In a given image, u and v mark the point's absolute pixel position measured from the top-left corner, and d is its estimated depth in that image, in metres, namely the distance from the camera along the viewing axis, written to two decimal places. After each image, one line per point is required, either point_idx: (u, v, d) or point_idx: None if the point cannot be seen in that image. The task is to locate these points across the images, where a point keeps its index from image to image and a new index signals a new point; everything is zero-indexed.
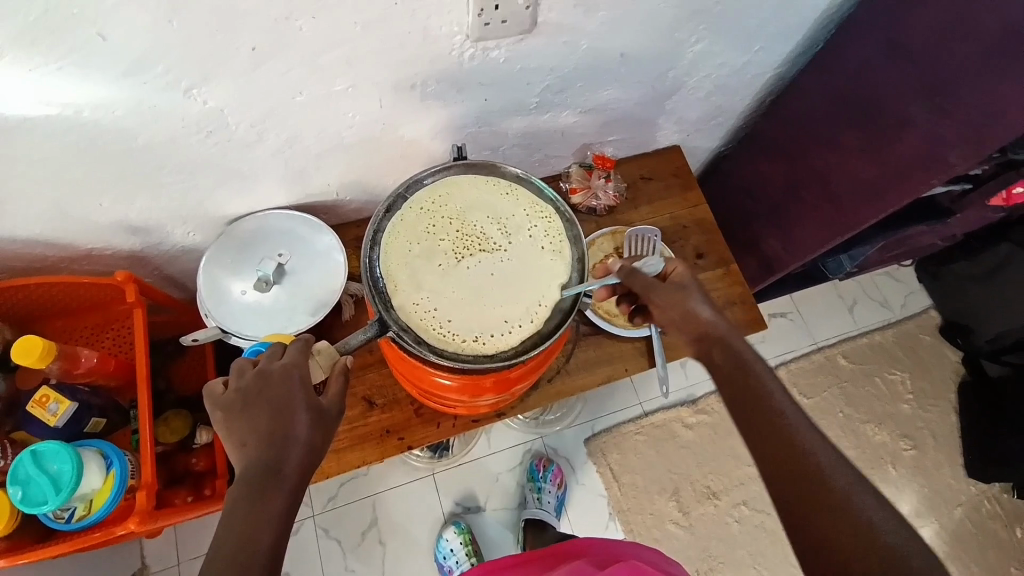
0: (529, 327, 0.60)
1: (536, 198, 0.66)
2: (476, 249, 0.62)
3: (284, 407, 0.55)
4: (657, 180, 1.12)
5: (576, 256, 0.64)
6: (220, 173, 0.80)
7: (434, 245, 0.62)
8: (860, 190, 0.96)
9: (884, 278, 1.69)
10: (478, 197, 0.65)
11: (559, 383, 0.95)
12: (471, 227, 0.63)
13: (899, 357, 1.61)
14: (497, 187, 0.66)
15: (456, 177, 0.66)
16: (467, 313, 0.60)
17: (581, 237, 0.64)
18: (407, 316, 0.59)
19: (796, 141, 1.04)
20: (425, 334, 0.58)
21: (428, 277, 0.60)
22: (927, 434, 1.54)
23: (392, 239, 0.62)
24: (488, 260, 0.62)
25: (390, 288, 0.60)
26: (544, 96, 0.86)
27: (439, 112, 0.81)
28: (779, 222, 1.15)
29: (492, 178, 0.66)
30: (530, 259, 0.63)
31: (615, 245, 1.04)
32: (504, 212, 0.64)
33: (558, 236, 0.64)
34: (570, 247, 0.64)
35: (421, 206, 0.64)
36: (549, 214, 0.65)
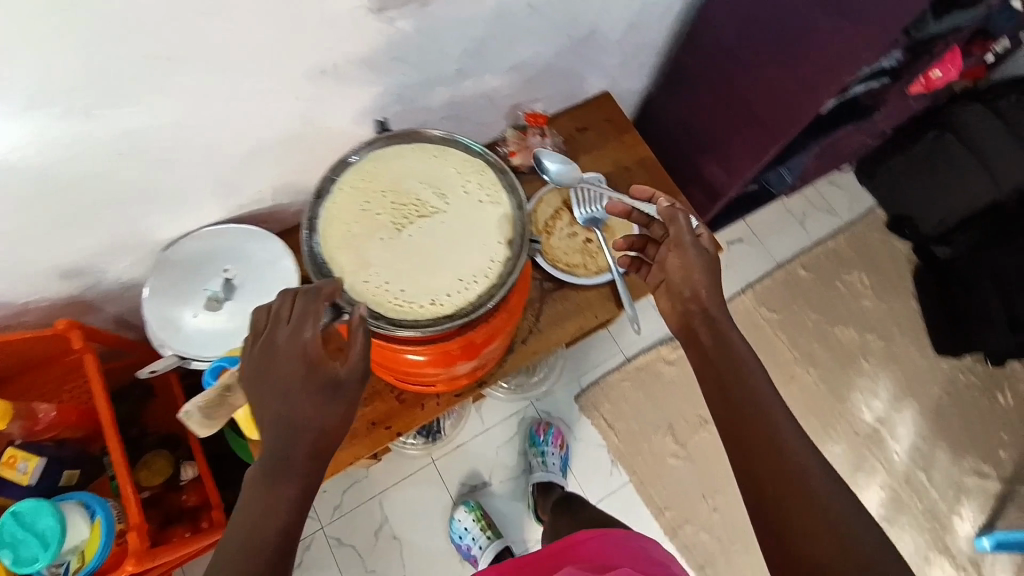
0: (483, 279, 0.60)
1: (464, 154, 0.65)
2: (414, 215, 0.62)
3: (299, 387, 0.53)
4: (592, 128, 1.12)
5: (515, 202, 0.64)
6: (144, 198, 0.77)
7: (373, 219, 0.61)
8: (781, 104, 0.99)
9: (828, 186, 1.75)
10: (405, 164, 0.64)
11: (534, 342, 0.96)
12: (406, 195, 0.62)
13: (853, 258, 1.67)
14: (425, 152, 0.65)
15: (382, 150, 0.65)
16: (419, 280, 0.59)
17: (515, 183, 0.64)
18: (359, 296, 0.58)
19: (716, 69, 1.06)
20: (381, 308, 0.58)
21: (374, 252, 0.60)
22: (892, 323, 1.61)
23: (328, 222, 0.60)
24: (430, 224, 0.62)
25: (337, 271, 0.59)
26: (462, 61, 0.84)
27: (357, 97, 0.79)
28: (715, 150, 1.17)
29: (418, 143, 0.65)
30: (470, 215, 0.62)
31: (562, 199, 1.04)
32: (436, 174, 0.64)
33: (493, 187, 0.64)
34: (507, 195, 0.64)
35: (352, 185, 0.62)
36: (481, 168, 0.65)
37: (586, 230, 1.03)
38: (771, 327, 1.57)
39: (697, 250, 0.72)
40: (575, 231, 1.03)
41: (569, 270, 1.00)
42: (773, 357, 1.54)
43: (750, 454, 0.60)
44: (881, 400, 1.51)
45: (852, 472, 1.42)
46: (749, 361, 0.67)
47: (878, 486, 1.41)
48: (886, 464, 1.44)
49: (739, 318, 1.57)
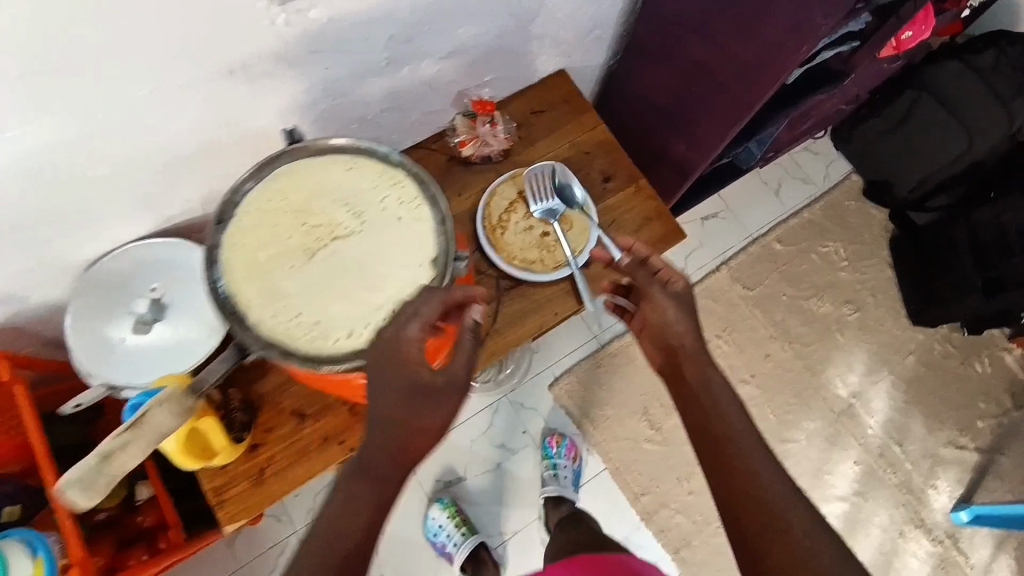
0: (406, 305, 0.56)
1: (382, 164, 0.60)
2: (327, 237, 0.57)
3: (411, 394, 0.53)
4: (548, 110, 1.06)
5: (437, 217, 0.59)
6: (53, 220, 0.71)
7: (281, 244, 0.56)
8: (743, 75, 0.93)
9: (803, 154, 1.69)
10: (314, 179, 0.59)
11: (492, 344, 0.93)
12: (317, 215, 0.57)
13: (829, 228, 1.64)
14: (338, 164, 0.60)
15: (290, 165, 0.59)
16: (333, 310, 0.55)
17: (439, 194, 0.59)
18: (268, 331, 0.54)
19: (673, 40, 1.00)
20: (293, 343, 0.54)
21: (283, 281, 0.55)
22: (868, 294, 1.59)
23: (230, 249, 0.56)
24: (344, 245, 0.57)
25: (242, 305, 0.54)
26: (393, 49, 0.77)
27: (278, 96, 0.73)
28: (679, 127, 1.11)
29: (330, 154, 0.60)
30: (389, 233, 0.58)
31: (517, 190, 0.98)
32: (350, 188, 0.59)
33: (415, 200, 0.59)
34: (430, 208, 0.59)
35: (257, 207, 0.57)
36: (401, 179, 0.60)
37: (542, 222, 0.97)
38: (746, 304, 1.55)
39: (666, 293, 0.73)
40: (531, 223, 0.97)
41: (525, 266, 0.95)
42: (749, 334, 1.52)
43: (732, 499, 0.61)
44: (855, 374, 1.50)
45: (826, 449, 1.43)
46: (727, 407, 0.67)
47: (853, 461, 1.42)
48: (861, 439, 1.44)
49: (714, 296, 1.54)
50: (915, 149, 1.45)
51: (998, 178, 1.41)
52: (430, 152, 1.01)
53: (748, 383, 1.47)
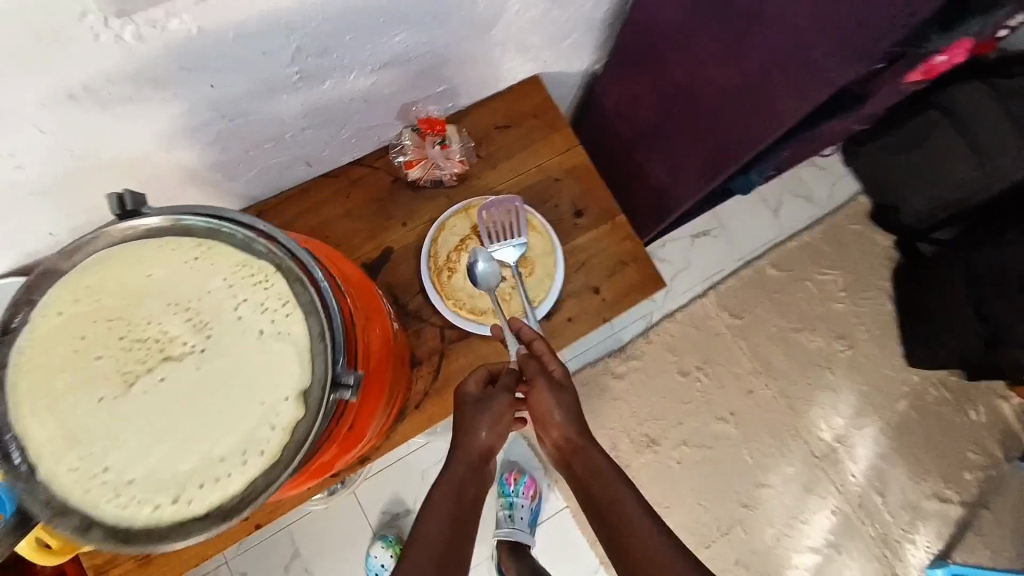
0: (258, 454, 0.43)
1: (243, 255, 0.48)
2: (155, 356, 0.44)
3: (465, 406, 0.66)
4: (516, 126, 0.90)
5: (314, 325, 0.46)
6: None
7: (94, 366, 0.44)
8: (733, 108, 0.77)
9: (808, 168, 1.54)
10: (149, 275, 0.47)
11: (431, 406, 0.81)
12: (145, 328, 0.45)
13: (830, 254, 1.50)
14: (184, 254, 0.47)
15: (119, 254, 0.47)
16: (156, 462, 0.42)
17: (314, 298, 0.47)
18: (66, 488, 0.42)
19: (654, 53, 0.83)
20: (98, 509, 0.42)
21: (89, 420, 0.43)
22: (863, 329, 1.47)
23: (23, 373, 0.44)
24: (177, 369, 0.44)
25: (36, 450, 0.43)
26: (304, 63, 0.61)
27: (151, 118, 0.58)
28: (661, 154, 0.95)
29: (175, 241, 0.48)
30: (241, 352, 0.45)
31: (472, 225, 0.85)
32: (199, 287, 0.47)
33: (281, 305, 0.47)
34: (301, 317, 0.46)
35: (70, 312, 0.46)
36: (265, 277, 0.47)
37: (498, 265, 0.84)
38: (731, 334, 1.42)
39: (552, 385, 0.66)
40: None
41: (476, 317, 0.82)
42: (731, 368, 1.41)
43: None
44: (840, 416, 1.40)
45: (801, 495, 1.34)
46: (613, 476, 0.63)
47: (829, 509, 1.35)
48: (840, 487, 1.36)
49: (697, 324, 1.42)
50: (931, 172, 1.25)
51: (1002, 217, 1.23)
52: (371, 170, 0.85)
53: (726, 422, 1.37)
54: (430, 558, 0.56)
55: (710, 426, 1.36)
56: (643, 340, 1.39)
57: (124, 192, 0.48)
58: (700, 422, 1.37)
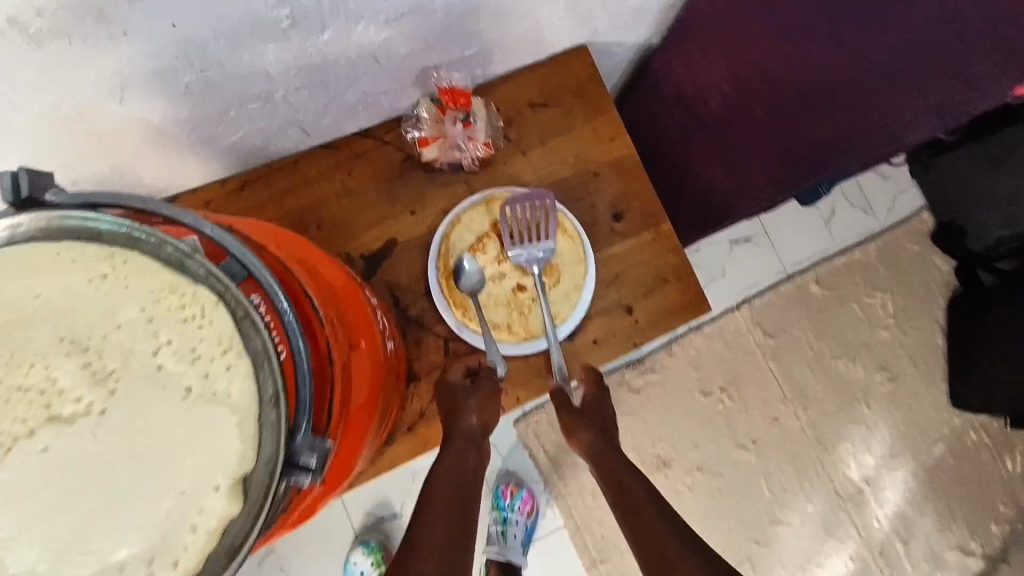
0: (174, 562, 0.32)
1: (170, 277, 0.35)
2: (35, 416, 0.32)
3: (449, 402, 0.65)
4: (554, 106, 0.76)
5: (263, 385, 0.34)
6: None
7: None
8: (826, 106, 0.64)
9: (869, 176, 1.38)
10: (37, 294, 0.34)
11: (425, 428, 0.69)
12: (24, 369, 0.32)
13: (881, 275, 1.36)
14: (88, 269, 0.34)
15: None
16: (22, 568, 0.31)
17: (264, 349, 0.34)
18: None
19: (732, 27, 0.69)
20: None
21: None
22: (908, 361, 1.34)
23: None
24: (64, 436, 0.32)
25: None
26: (296, 5, 0.47)
27: (93, 62, 0.45)
28: (719, 152, 0.81)
29: (78, 249, 0.35)
30: (157, 417, 0.33)
31: (492, 220, 0.72)
32: (107, 318, 0.34)
33: (217, 353, 0.34)
34: (244, 373, 0.34)
35: None
36: (198, 311, 0.34)
37: (518, 271, 0.72)
38: (762, 354, 1.30)
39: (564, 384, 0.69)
40: (504, 270, 0.71)
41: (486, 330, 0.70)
42: (757, 391, 1.29)
43: None
44: (871, 455, 1.29)
45: (819, 535, 1.26)
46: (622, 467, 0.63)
47: (846, 553, 1.26)
48: (863, 531, 1.27)
49: (727, 340, 1.29)
50: (1010, 199, 1.08)
51: None
52: (379, 145, 0.73)
53: (746, 449, 1.27)
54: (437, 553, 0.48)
55: (728, 453, 1.25)
56: (666, 353, 1.27)
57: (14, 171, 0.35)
58: (718, 446, 1.26)
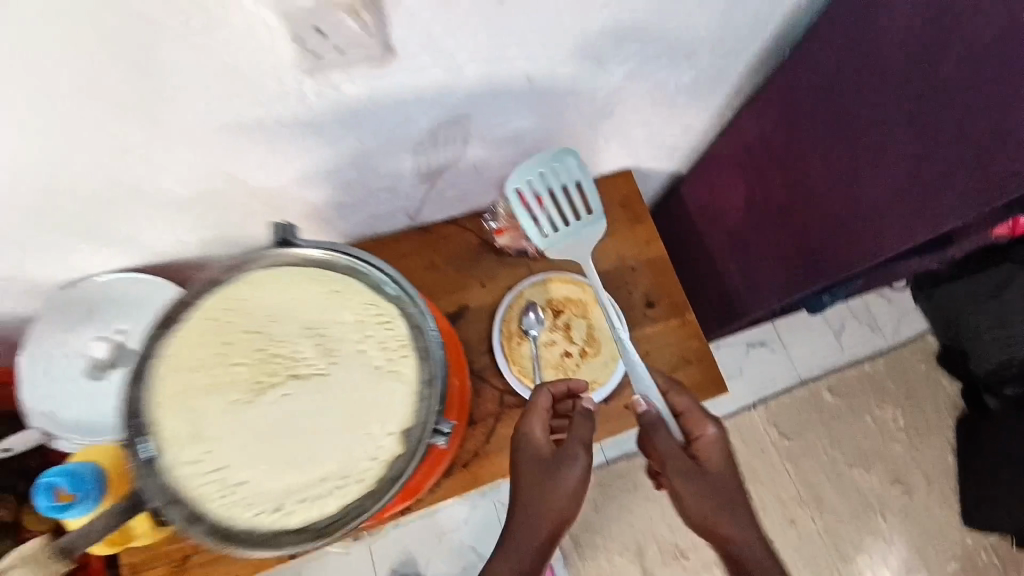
0: (355, 481, 0.51)
1: (376, 299, 0.56)
2: (285, 373, 0.53)
3: (536, 464, 0.65)
4: (601, 213, 0.95)
5: (425, 372, 0.54)
6: (22, 242, 0.63)
7: (227, 373, 0.52)
8: (828, 232, 0.77)
9: (875, 298, 1.52)
10: (294, 297, 0.55)
11: (478, 467, 0.80)
12: (278, 347, 0.54)
13: (890, 390, 1.45)
14: (324, 286, 0.56)
15: (267, 274, 0.56)
16: (260, 473, 0.51)
17: (430, 348, 0.55)
18: (183, 480, 0.50)
19: (757, 164, 0.86)
20: (202, 501, 0.50)
21: (213, 420, 0.52)
22: (921, 477, 1.38)
23: (167, 366, 0.52)
24: (296, 387, 0.53)
25: (162, 442, 0.51)
26: (436, 131, 0.68)
27: (296, 157, 0.64)
28: (740, 255, 0.98)
29: (320, 273, 0.57)
30: (357, 382, 0.53)
31: (547, 297, 0.87)
32: (332, 318, 0.55)
33: (398, 346, 0.55)
34: (414, 363, 0.54)
35: (215, 320, 0.54)
36: (390, 318, 0.55)
37: (565, 340, 0.86)
38: (778, 454, 1.37)
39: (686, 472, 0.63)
40: (553, 338, 0.86)
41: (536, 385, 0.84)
42: (774, 491, 1.34)
43: None
44: (889, 569, 1.31)
45: None
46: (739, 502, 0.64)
47: None
48: None
49: (743, 436, 1.37)
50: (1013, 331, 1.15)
51: None
52: (461, 230, 0.90)
53: None
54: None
55: None
56: None
57: (278, 224, 0.56)
58: None
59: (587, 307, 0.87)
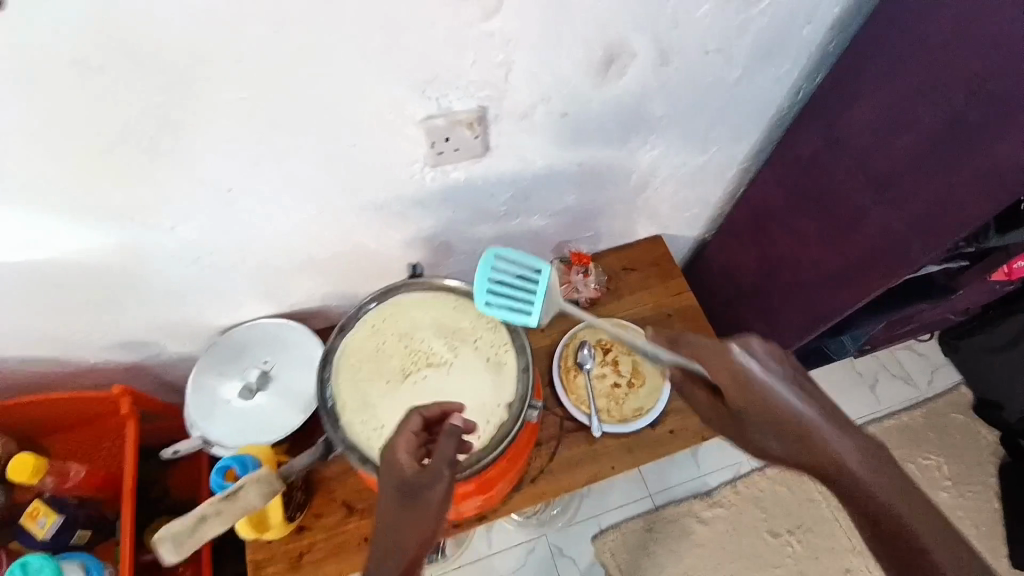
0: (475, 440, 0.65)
1: (484, 312, 0.73)
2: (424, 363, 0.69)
3: (401, 489, 0.60)
4: (638, 270, 1.12)
5: (523, 364, 0.69)
6: (204, 293, 0.83)
7: (382, 361, 0.69)
8: (829, 278, 0.96)
9: (904, 352, 1.60)
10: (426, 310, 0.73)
11: (543, 482, 0.93)
12: (418, 343, 0.70)
13: (930, 439, 1.49)
14: (446, 301, 0.73)
15: (405, 292, 0.74)
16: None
17: (526, 346, 0.70)
18: (352, 435, 0.65)
19: (766, 229, 1.04)
20: (370, 452, 0.65)
21: (374, 394, 0.68)
22: (970, 525, 1.40)
23: (342, 356, 0.69)
24: (433, 372, 0.69)
25: (337, 406, 0.67)
26: (510, 204, 0.89)
27: (409, 227, 0.85)
28: (761, 304, 1.13)
29: (441, 292, 0.74)
30: (474, 369, 0.69)
31: (597, 337, 1.04)
32: (453, 324, 0.72)
33: (502, 345, 0.71)
34: (515, 356, 0.70)
35: (372, 324, 0.72)
36: (495, 325, 0.72)
37: (614, 373, 1.01)
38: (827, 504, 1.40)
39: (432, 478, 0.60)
40: (603, 371, 1.01)
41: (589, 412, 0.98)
42: (826, 542, 1.36)
43: None
44: None
45: None
46: (820, 418, 0.64)
47: None
48: None
49: (789, 485, 1.41)
50: None
51: None
52: None
53: None
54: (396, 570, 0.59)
55: None
56: (732, 489, 1.40)
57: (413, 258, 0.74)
58: None
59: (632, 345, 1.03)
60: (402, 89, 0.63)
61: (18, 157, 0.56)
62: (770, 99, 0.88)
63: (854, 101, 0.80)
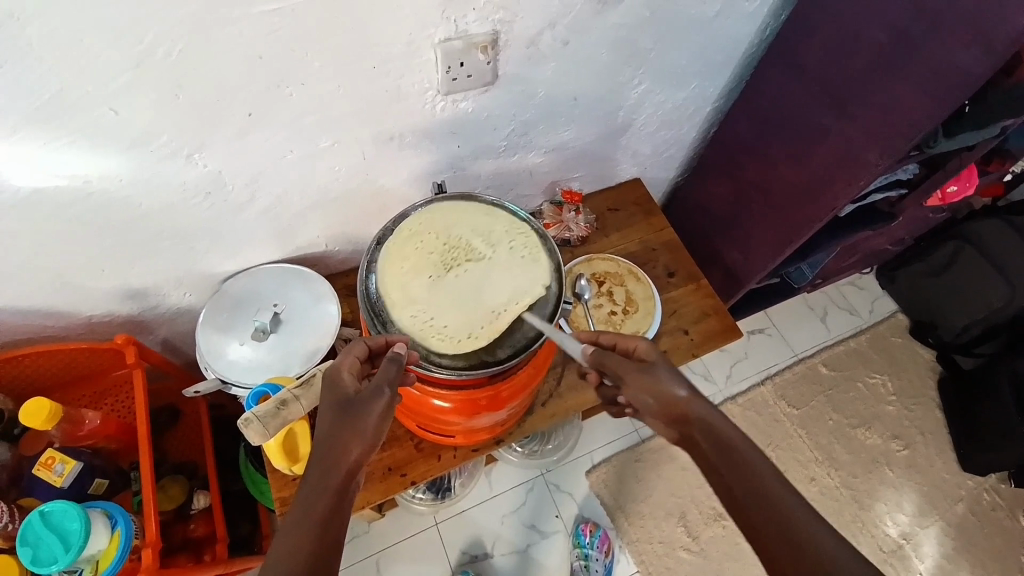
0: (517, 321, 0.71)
1: (513, 219, 0.78)
2: (465, 259, 0.74)
3: (339, 407, 0.59)
4: (622, 210, 1.19)
5: (553, 262, 0.76)
6: (212, 231, 0.82)
7: (424, 260, 0.73)
8: (796, 198, 1.04)
9: (847, 286, 1.75)
10: (460, 218, 0.78)
11: (552, 405, 0.99)
12: (456, 243, 0.75)
13: (875, 360, 1.64)
14: (477, 210, 0.79)
15: (437, 204, 0.79)
16: (459, 317, 0.70)
17: (554, 248, 0.77)
18: (404, 328, 0.70)
19: (737, 163, 1.14)
20: (422, 340, 0.69)
21: (420, 290, 0.72)
22: (916, 432, 1.55)
23: (384, 260, 0.74)
24: (473, 266, 0.73)
25: (386, 304, 0.71)
26: (510, 139, 0.93)
27: (416, 163, 0.87)
28: (735, 235, 1.22)
29: (471, 203, 0.80)
30: (510, 264, 0.74)
31: (591, 271, 1.10)
32: (486, 228, 0.77)
33: (534, 246, 0.76)
34: (545, 254, 0.76)
35: (408, 231, 0.76)
36: (525, 229, 0.78)
37: (611, 301, 1.08)
38: (790, 422, 1.55)
39: (367, 398, 0.59)
40: (600, 301, 1.07)
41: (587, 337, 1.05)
42: (793, 454, 1.51)
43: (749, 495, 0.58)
44: (905, 514, 1.45)
45: None
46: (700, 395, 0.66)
47: None
48: None
49: (756, 408, 1.55)
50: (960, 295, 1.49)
51: (1006, 360, 1.43)
52: None
53: None
54: (313, 518, 0.53)
55: None
56: None
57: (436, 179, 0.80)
58: None
59: (624, 277, 1.10)
60: (424, 10, 0.65)
61: (42, 72, 0.55)
62: (739, 39, 0.97)
63: (812, 32, 0.90)
